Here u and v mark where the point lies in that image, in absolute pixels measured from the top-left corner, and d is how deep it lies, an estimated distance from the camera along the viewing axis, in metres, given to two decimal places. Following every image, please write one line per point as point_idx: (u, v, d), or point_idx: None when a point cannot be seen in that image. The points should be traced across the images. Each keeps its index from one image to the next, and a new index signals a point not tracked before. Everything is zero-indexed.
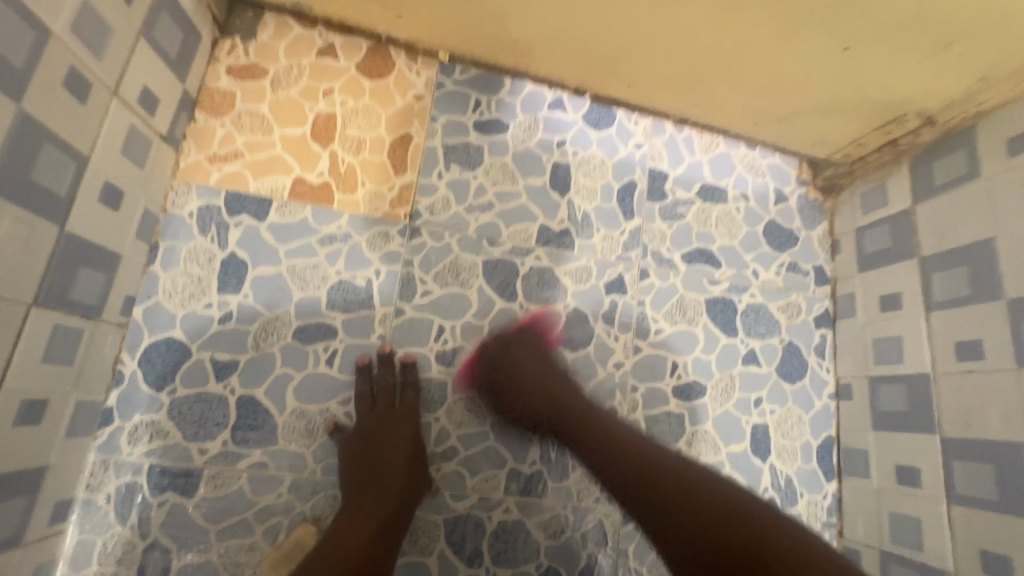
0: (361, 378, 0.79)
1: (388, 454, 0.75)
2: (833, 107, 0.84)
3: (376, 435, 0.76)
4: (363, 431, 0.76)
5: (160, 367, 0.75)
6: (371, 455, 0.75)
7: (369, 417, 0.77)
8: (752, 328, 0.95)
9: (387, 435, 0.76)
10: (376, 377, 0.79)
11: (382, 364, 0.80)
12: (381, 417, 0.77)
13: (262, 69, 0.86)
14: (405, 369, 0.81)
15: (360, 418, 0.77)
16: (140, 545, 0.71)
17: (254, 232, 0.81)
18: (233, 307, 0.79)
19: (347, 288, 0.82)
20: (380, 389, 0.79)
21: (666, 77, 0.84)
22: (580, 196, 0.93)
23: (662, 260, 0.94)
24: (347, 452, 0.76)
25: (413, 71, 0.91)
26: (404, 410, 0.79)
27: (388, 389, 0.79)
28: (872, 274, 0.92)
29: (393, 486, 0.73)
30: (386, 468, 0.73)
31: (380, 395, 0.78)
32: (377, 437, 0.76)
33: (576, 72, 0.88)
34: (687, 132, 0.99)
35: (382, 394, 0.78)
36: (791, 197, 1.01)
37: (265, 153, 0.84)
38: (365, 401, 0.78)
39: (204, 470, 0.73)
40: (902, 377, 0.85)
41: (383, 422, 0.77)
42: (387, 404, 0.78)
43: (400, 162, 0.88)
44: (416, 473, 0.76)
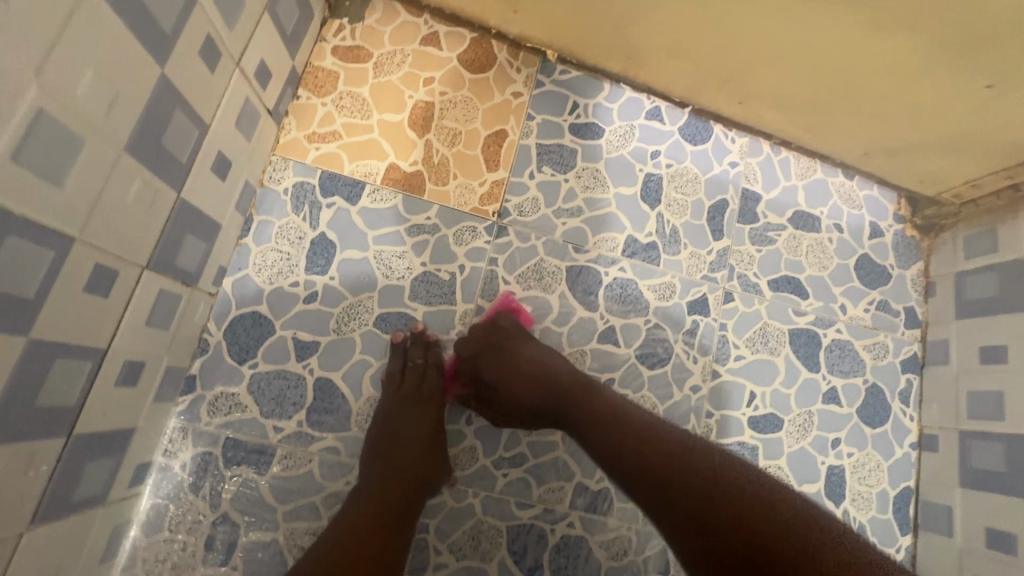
0: (393, 357, 0.77)
1: (415, 434, 0.72)
2: (953, 146, 0.79)
3: (404, 412, 0.73)
4: (387, 414, 0.73)
5: (244, 341, 0.75)
6: (395, 436, 0.72)
7: (397, 397, 0.74)
8: (836, 365, 0.91)
9: (412, 418, 0.73)
10: (407, 357, 0.76)
11: (414, 344, 0.77)
12: (408, 396, 0.74)
13: (365, 52, 0.86)
14: (428, 349, 0.77)
15: (387, 397, 0.74)
16: (210, 516, 0.70)
17: (345, 215, 0.81)
18: (319, 288, 0.78)
19: (431, 280, 0.81)
20: (409, 369, 0.76)
21: (780, 98, 0.81)
22: (670, 210, 0.91)
23: (747, 285, 0.91)
24: (373, 437, 0.72)
25: (514, 67, 0.89)
26: (433, 392, 0.76)
27: (419, 368, 0.76)
28: (971, 323, 0.87)
29: (407, 470, 0.70)
30: (407, 452, 0.71)
31: (409, 375, 0.75)
32: (402, 420, 0.73)
33: (684, 83, 0.85)
34: (784, 155, 0.95)
35: (411, 375, 0.75)
36: (887, 232, 0.96)
37: (362, 136, 0.83)
38: (394, 383, 0.75)
39: (278, 449, 0.73)
40: (1000, 435, 0.80)
41: (406, 407, 0.74)
42: (415, 385, 0.75)
43: (493, 157, 0.87)
44: (440, 456, 0.73)
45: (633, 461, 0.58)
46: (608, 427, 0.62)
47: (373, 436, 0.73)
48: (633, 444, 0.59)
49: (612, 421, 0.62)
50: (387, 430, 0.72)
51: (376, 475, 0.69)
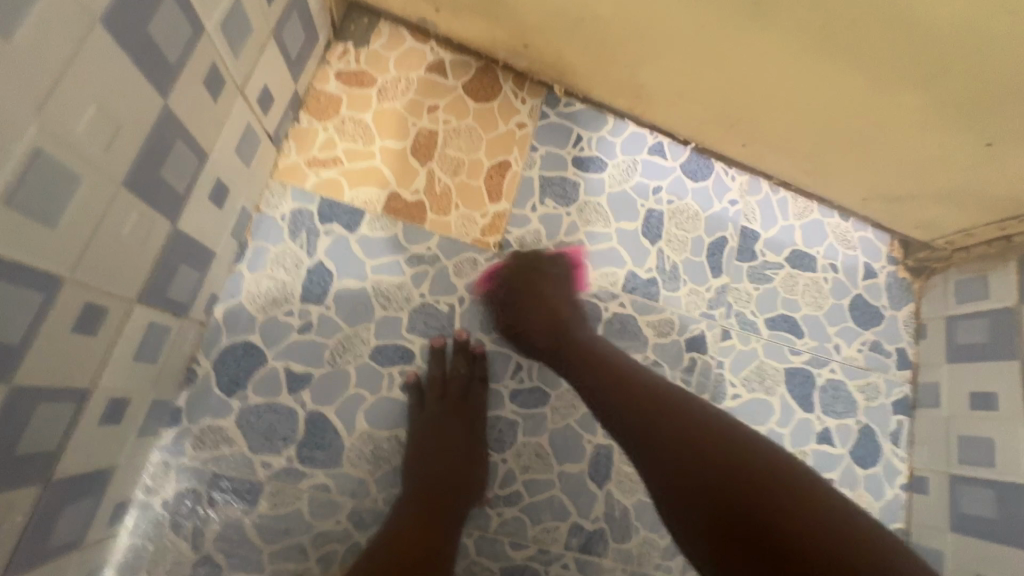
0: (433, 362, 0.78)
1: (458, 445, 0.74)
2: (952, 197, 0.80)
3: (448, 421, 0.75)
4: (431, 419, 0.75)
5: (234, 372, 0.72)
6: (438, 446, 0.73)
7: (440, 406, 0.75)
8: (829, 405, 0.91)
9: (456, 428, 0.75)
10: (450, 365, 0.78)
11: (456, 353, 0.79)
12: (455, 404, 0.76)
13: (370, 77, 0.85)
14: (473, 362, 0.79)
15: (429, 407, 0.76)
16: (191, 557, 0.67)
17: (344, 243, 0.79)
18: (314, 318, 0.76)
19: (429, 312, 0.80)
20: (453, 377, 0.77)
21: (783, 142, 0.81)
22: (671, 246, 0.91)
23: (745, 323, 0.91)
24: (414, 444, 0.74)
25: (519, 98, 0.89)
26: (474, 405, 0.77)
27: (461, 379, 0.77)
28: (961, 367, 0.88)
29: (451, 477, 0.72)
30: (450, 459, 0.73)
31: (451, 385, 0.77)
32: (444, 430, 0.74)
33: (689, 123, 0.86)
34: (782, 195, 0.96)
35: (455, 383, 0.77)
36: (881, 273, 0.98)
37: (363, 163, 0.82)
38: (435, 389, 0.76)
39: (266, 486, 0.70)
40: (990, 482, 0.80)
41: (450, 414, 0.75)
42: (458, 396, 0.76)
43: (495, 188, 0.86)
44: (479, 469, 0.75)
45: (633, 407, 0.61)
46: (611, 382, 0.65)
47: (415, 447, 0.74)
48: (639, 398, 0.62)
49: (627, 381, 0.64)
50: (431, 440, 0.74)
51: (422, 485, 0.71)
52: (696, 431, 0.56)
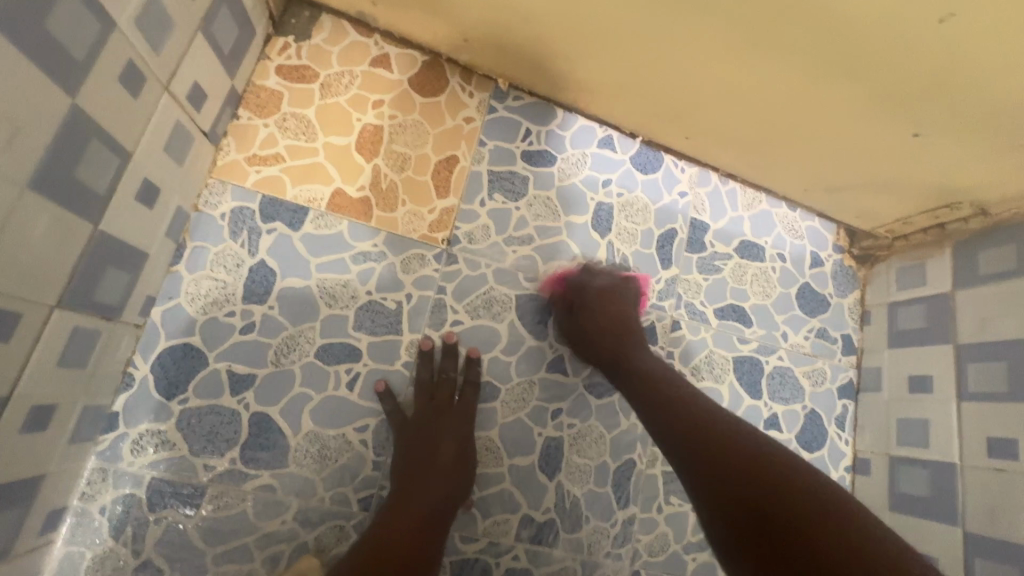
0: (423, 364, 0.78)
1: (448, 444, 0.73)
2: (887, 187, 0.81)
3: (439, 422, 0.75)
4: (421, 419, 0.75)
5: (173, 375, 0.71)
6: (427, 444, 0.73)
7: (428, 407, 0.76)
8: (776, 392, 0.93)
9: (445, 428, 0.75)
10: (440, 367, 0.79)
11: (445, 354, 0.79)
12: (445, 406, 0.76)
13: (312, 72, 0.83)
14: (467, 366, 0.80)
15: (419, 407, 0.76)
16: (130, 563, 0.66)
17: (287, 241, 0.78)
18: (257, 318, 0.75)
19: (376, 309, 0.79)
20: (442, 379, 0.78)
21: (724, 134, 0.82)
22: (620, 238, 0.91)
23: (695, 313, 0.93)
24: (403, 443, 0.73)
25: (467, 92, 0.89)
26: (464, 406, 0.77)
27: (450, 381, 0.78)
28: (901, 352, 0.91)
29: (441, 476, 0.71)
30: (439, 459, 0.72)
31: (441, 386, 0.77)
32: (435, 431, 0.74)
33: (634, 116, 0.86)
34: (731, 186, 0.98)
35: (445, 385, 0.78)
36: (827, 262, 1.00)
37: (306, 160, 0.81)
38: (423, 390, 0.77)
39: (208, 489, 0.70)
40: (925, 462, 0.83)
41: (441, 415, 0.75)
42: (446, 397, 0.77)
43: (444, 184, 0.86)
44: (467, 470, 0.74)
45: (689, 436, 0.62)
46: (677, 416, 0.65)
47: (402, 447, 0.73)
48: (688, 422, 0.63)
49: (703, 415, 0.63)
50: (420, 439, 0.73)
51: (413, 482, 0.70)
52: (734, 451, 0.58)
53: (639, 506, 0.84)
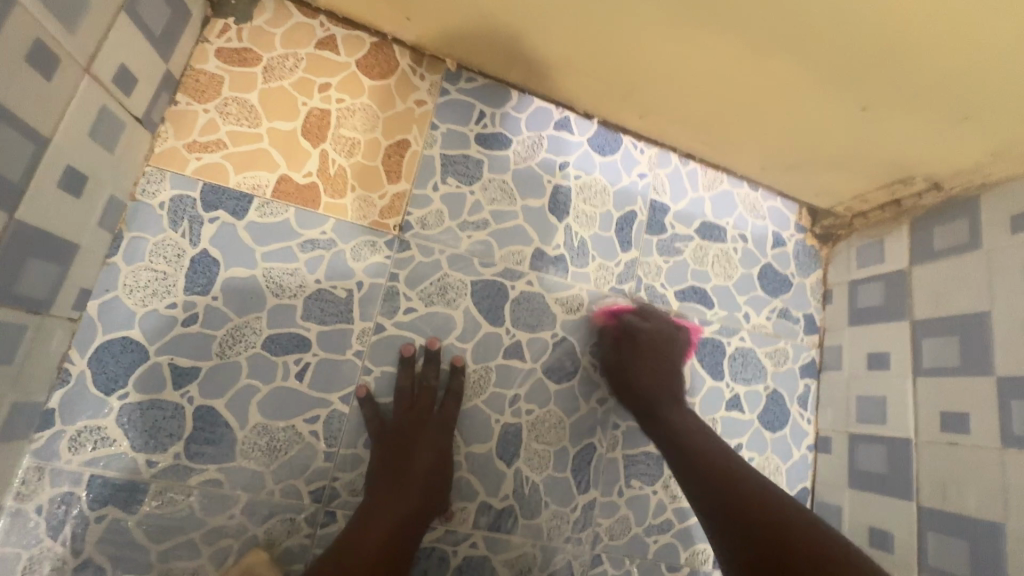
0: (404, 369, 0.78)
1: (427, 455, 0.73)
2: (842, 163, 0.81)
3: (420, 431, 0.75)
4: (400, 426, 0.74)
5: (112, 369, 0.69)
6: (404, 454, 0.73)
7: (408, 415, 0.75)
8: (738, 372, 0.93)
9: (424, 437, 0.74)
10: (422, 373, 0.78)
11: (427, 362, 0.79)
12: (427, 415, 0.76)
13: (254, 55, 0.80)
14: (453, 373, 0.79)
15: (397, 415, 0.75)
16: (71, 562, 0.65)
17: (230, 229, 0.76)
18: (200, 310, 0.73)
19: (325, 298, 0.78)
20: (423, 387, 0.77)
21: (677, 113, 0.81)
22: (579, 222, 0.90)
23: (655, 296, 0.92)
24: (381, 449, 0.73)
25: (417, 74, 0.86)
26: (444, 414, 0.77)
27: (431, 389, 0.78)
28: (861, 330, 0.91)
29: (417, 487, 0.71)
30: (415, 469, 0.72)
31: (423, 393, 0.77)
32: (415, 440, 0.74)
33: (586, 96, 0.84)
34: (692, 167, 0.97)
35: (426, 392, 0.77)
36: (789, 242, 0.99)
37: (249, 146, 0.78)
38: (404, 396, 0.76)
39: (151, 485, 0.68)
40: (882, 438, 0.83)
41: (420, 423, 0.75)
42: (426, 405, 0.77)
43: (395, 169, 0.84)
44: (443, 481, 0.74)
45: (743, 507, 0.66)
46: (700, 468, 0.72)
47: (379, 454, 0.73)
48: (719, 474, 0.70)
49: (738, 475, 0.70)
50: (397, 448, 0.73)
51: (388, 491, 0.70)
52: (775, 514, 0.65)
53: (599, 490, 0.83)
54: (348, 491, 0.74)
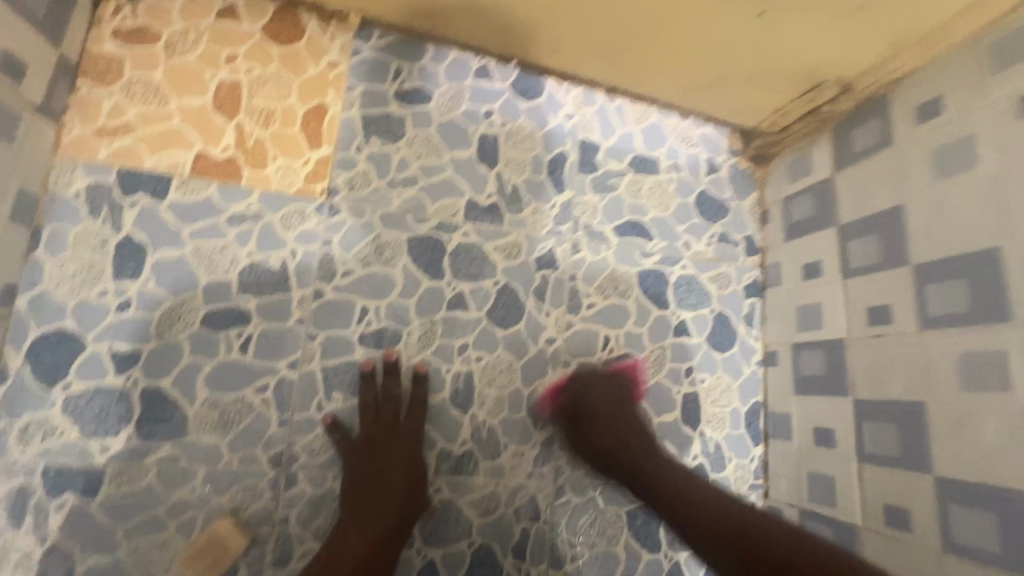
0: (365, 384, 0.78)
1: (400, 470, 0.75)
2: (756, 75, 0.81)
3: (390, 448, 0.76)
4: (367, 441, 0.76)
5: (51, 361, 0.69)
6: (375, 473, 0.74)
7: (374, 430, 0.76)
8: (683, 299, 0.95)
9: (393, 451, 0.75)
10: (382, 387, 0.78)
11: (386, 373, 0.79)
12: (395, 430, 0.77)
13: (153, 33, 0.79)
14: (417, 380, 0.80)
15: (364, 431, 0.76)
16: (37, 550, 0.66)
17: (153, 212, 0.75)
18: (132, 295, 0.73)
19: (260, 270, 0.78)
20: (384, 401, 0.78)
21: (586, 43, 0.81)
22: (509, 168, 0.91)
23: (594, 234, 0.93)
24: (352, 467, 0.75)
25: (327, 36, 0.85)
26: (410, 425, 0.78)
27: (394, 400, 0.78)
28: (797, 243, 0.93)
29: (390, 502, 0.72)
30: (385, 484, 0.73)
31: (385, 406, 0.77)
32: (384, 455, 0.75)
33: (496, 37, 0.84)
34: (618, 102, 0.97)
35: (388, 405, 0.77)
36: (723, 167, 1.01)
37: (161, 126, 0.77)
38: (368, 411, 0.77)
39: (107, 468, 0.69)
40: (820, 343, 0.85)
41: (386, 437, 0.76)
42: (391, 416, 0.77)
43: (315, 134, 0.83)
44: (417, 491, 0.75)
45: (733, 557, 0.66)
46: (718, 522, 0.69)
47: (348, 475, 0.75)
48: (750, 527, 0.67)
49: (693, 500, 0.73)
50: (367, 468, 0.74)
51: (362, 511, 0.72)
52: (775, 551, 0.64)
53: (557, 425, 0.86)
54: (306, 453, 0.76)
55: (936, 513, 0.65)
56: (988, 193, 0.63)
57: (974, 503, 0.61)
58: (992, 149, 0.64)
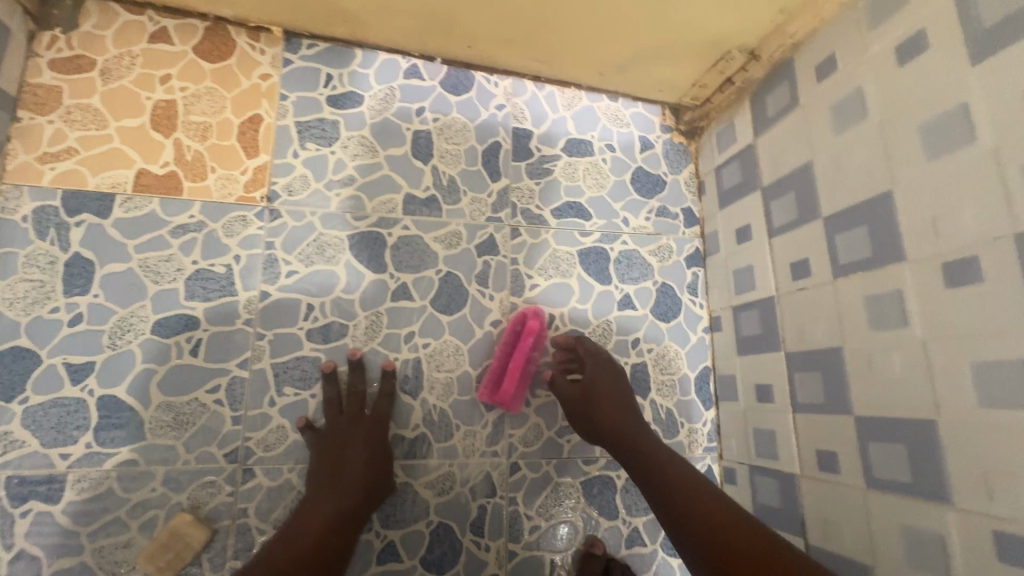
0: (330, 382, 0.82)
1: (367, 460, 0.77)
2: (666, 48, 0.86)
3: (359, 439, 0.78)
4: (332, 431, 0.79)
5: (8, 377, 0.73)
6: (338, 460, 0.76)
7: (340, 421, 0.80)
8: (625, 274, 0.98)
9: (358, 439, 0.78)
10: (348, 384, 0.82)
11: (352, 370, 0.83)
12: (367, 423, 0.80)
13: (88, 60, 0.83)
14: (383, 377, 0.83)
15: (330, 425, 0.79)
16: (5, 557, 0.70)
17: (98, 229, 0.79)
18: (83, 309, 0.77)
19: (205, 277, 0.81)
20: (350, 395, 0.81)
21: (499, 35, 0.85)
22: (444, 161, 0.94)
23: (532, 218, 0.96)
24: (319, 454, 0.78)
25: (257, 49, 0.89)
26: (375, 415, 0.81)
27: (357, 395, 0.81)
28: (729, 209, 0.96)
29: (350, 483, 0.74)
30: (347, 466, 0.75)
31: (349, 400, 0.81)
32: (348, 440, 0.78)
33: (415, 37, 0.88)
34: (548, 90, 1.00)
35: (354, 398, 0.81)
36: (656, 143, 1.04)
37: (102, 147, 0.81)
38: (334, 405, 0.81)
39: (68, 475, 0.73)
40: (755, 303, 0.88)
41: (351, 425, 0.79)
42: (356, 409, 0.81)
43: (252, 144, 0.87)
44: (380, 475, 0.77)
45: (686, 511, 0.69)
46: (675, 483, 0.72)
47: (314, 462, 0.77)
48: (704, 506, 0.69)
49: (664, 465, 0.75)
50: (331, 454, 0.77)
51: (322, 499, 0.73)
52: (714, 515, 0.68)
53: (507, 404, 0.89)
54: (261, 447, 0.79)
55: (858, 452, 0.67)
56: (878, 140, 0.66)
57: (889, 439, 0.63)
58: (877, 98, 0.66)
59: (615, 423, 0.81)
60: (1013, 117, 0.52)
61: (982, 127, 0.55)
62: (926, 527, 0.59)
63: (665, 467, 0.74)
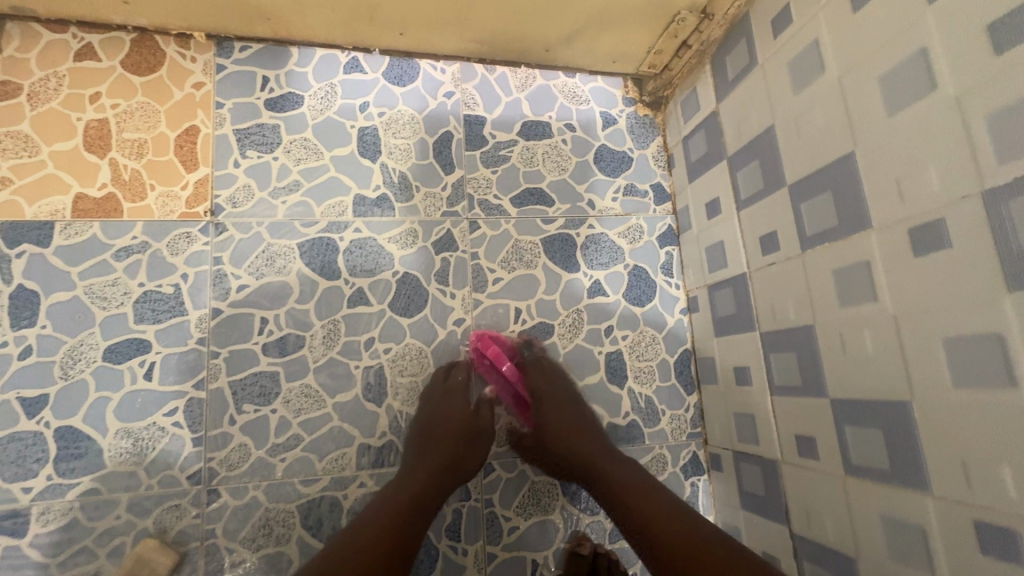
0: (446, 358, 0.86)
1: (434, 443, 0.79)
2: (610, 11, 0.82)
3: (426, 426, 0.81)
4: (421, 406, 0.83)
5: None
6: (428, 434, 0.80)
7: (429, 397, 0.83)
8: (593, 259, 0.93)
9: (450, 412, 0.81)
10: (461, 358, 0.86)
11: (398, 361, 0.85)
12: (432, 410, 0.82)
13: (14, 86, 0.80)
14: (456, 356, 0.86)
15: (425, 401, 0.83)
16: None
17: (40, 259, 0.77)
18: (32, 341, 0.76)
19: (154, 299, 0.80)
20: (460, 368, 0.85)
21: (428, 15, 0.82)
22: (394, 157, 0.90)
23: (490, 209, 0.92)
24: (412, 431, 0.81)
25: (187, 58, 0.86)
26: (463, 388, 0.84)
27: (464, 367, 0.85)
28: (698, 182, 0.90)
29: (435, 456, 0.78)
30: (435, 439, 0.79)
31: (454, 372, 0.84)
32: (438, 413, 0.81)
33: (343, 29, 0.85)
34: (499, 71, 0.95)
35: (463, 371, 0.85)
36: (620, 118, 0.98)
37: (36, 175, 0.79)
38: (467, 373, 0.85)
39: (32, 508, 0.72)
40: (728, 281, 0.83)
41: (437, 400, 0.82)
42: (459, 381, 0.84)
43: (190, 157, 0.84)
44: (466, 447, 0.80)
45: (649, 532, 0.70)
46: (639, 505, 0.73)
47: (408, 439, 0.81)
48: (665, 526, 0.70)
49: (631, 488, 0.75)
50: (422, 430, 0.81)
51: (413, 472, 0.77)
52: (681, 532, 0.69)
53: None
54: (225, 467, 0.78)
55: (836, 436, 0.63)
56: (838, 97, 0.60)
57: (867, 422, 0.59)
58: (834, 50, 0.60)
59: (584, 450, 0.80)
60: (972, 60, 0.47)
61: (943, 74, 0.49)
62: (906, 517, 0.54)
63: (631, 491, 0.75)
